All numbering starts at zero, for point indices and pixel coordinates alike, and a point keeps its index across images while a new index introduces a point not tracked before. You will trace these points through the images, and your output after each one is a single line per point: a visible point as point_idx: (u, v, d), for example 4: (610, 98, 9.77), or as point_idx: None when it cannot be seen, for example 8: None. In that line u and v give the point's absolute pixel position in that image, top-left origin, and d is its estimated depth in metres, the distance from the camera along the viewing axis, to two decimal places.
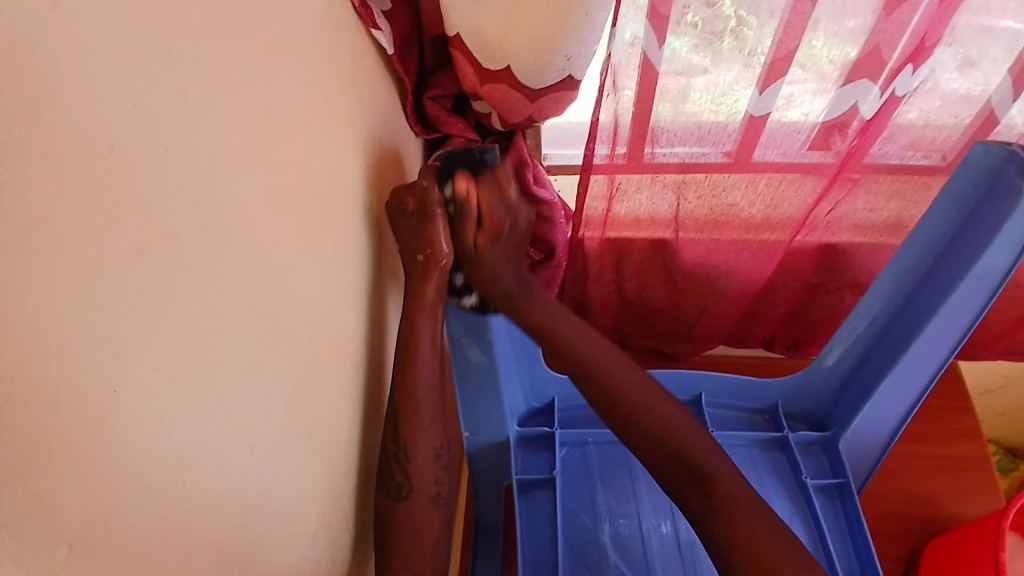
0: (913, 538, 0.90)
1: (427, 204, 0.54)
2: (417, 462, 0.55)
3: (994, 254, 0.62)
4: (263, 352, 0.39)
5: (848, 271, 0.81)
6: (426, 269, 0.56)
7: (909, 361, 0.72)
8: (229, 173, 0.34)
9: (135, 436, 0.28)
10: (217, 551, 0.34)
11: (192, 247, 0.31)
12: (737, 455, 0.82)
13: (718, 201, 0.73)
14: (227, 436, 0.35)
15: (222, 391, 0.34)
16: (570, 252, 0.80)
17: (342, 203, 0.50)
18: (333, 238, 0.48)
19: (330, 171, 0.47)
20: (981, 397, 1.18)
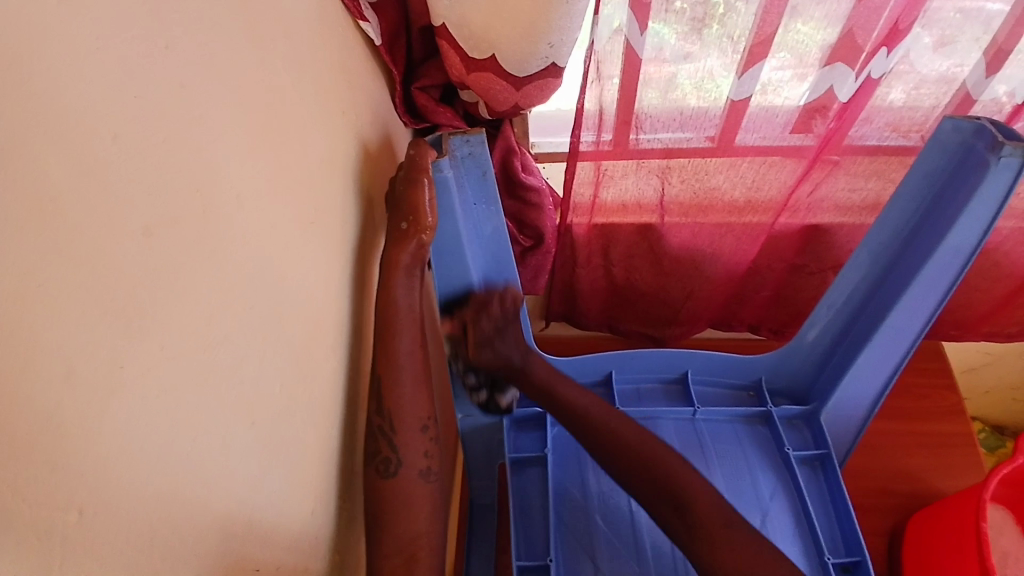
0: (896, 513, 0.93)
1: (414, 170, 0.57)
2: (404, 434, 0.56)
3: (965, 227, 0.64)
4: (260, 331, 0.40)
5: (830, 251, 0.83)
6: (403, 238, 0.56)
7: (885, 335, 0.75)
8: (224, 160, 0.36)
9: (142, 410, 0.29)
10: (220, 521, 0.36)
11: (192, 230, 0.33)
12: (721, 430, 0.85)
13: (702, 184, 0.75)
14: (230, 411, 0.37)
15: (224, 370, 0.36)
16: (559, 238, 0.82)
17: (335, 191, 0.52)
18: (326, 224, 0.50)
19: (322, 160, 0.49)
20: (968, 376, 1.20)
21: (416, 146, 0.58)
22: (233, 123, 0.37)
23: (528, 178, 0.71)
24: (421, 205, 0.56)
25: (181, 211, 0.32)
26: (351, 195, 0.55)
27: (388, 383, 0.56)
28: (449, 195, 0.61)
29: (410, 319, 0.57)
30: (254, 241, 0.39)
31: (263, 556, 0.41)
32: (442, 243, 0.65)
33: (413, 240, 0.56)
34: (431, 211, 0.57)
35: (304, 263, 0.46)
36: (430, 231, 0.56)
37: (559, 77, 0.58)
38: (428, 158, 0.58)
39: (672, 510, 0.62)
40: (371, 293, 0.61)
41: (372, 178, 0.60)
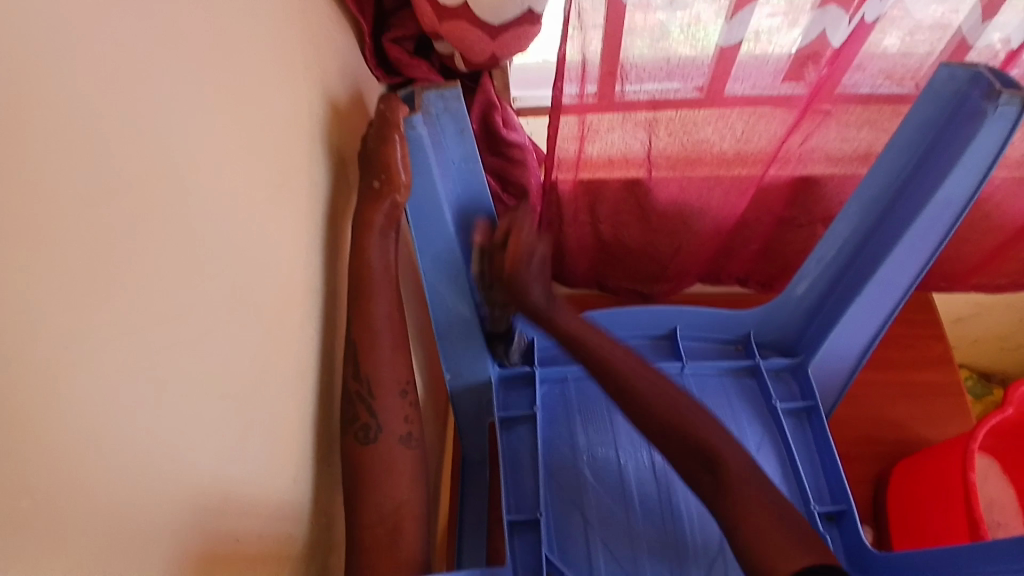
0: (880, 461, 0.94)
1: (386, 126, 0.55)
2: (383, 401, 0.56)
3: (958, 177, 0.63)
4: (226, 302, 0.39)
5: (820, 203, 0.81)
6: (377, 197, 0.56)
7: (874, 287, 0.74)
8: (170, 126, 0.34)
9: (100, 389, 0.29)
10: (193, 494, 0.36)
11: (140, 199, 0.31)
12: (708, 383, 0.85)
13: (689, 137, 0.73)
14: (198, 385, 0.36)
15: (189, 343, 0.35)
16: (543, 196, 0.80)
17: (303, 152, 0.49)
18: (294, 187, 0.48)
19: (286, 120, 0.47)
20: (955, 326, 1.21)
21: (387, 100, 0.56)
22: (176, 86, 0.34)
23: (510, 135, 0.69)
24: (393, 162, 0.55)
25: (123, 183, 0.30)
26: (320, 156, 0.53)
27: (364, 345, 0.56)
28: (425, 152, 0.58)
29: (385, 278, 0.57)
30: (213, 211, 0.38)
31: (242, 526, 0.40)
32: (419, 203, 0.62)
33: (387, 199, 0.55)
34: (403, 168, 0.55)
35: (270, 229, 0.45)
36: (404, 189, 0.55)
37: (537, 25, 0.56)
38: (400, 113, 0.56)
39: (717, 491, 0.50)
40: (347, 254, 0.59)
41: (343, 137, 0.58)
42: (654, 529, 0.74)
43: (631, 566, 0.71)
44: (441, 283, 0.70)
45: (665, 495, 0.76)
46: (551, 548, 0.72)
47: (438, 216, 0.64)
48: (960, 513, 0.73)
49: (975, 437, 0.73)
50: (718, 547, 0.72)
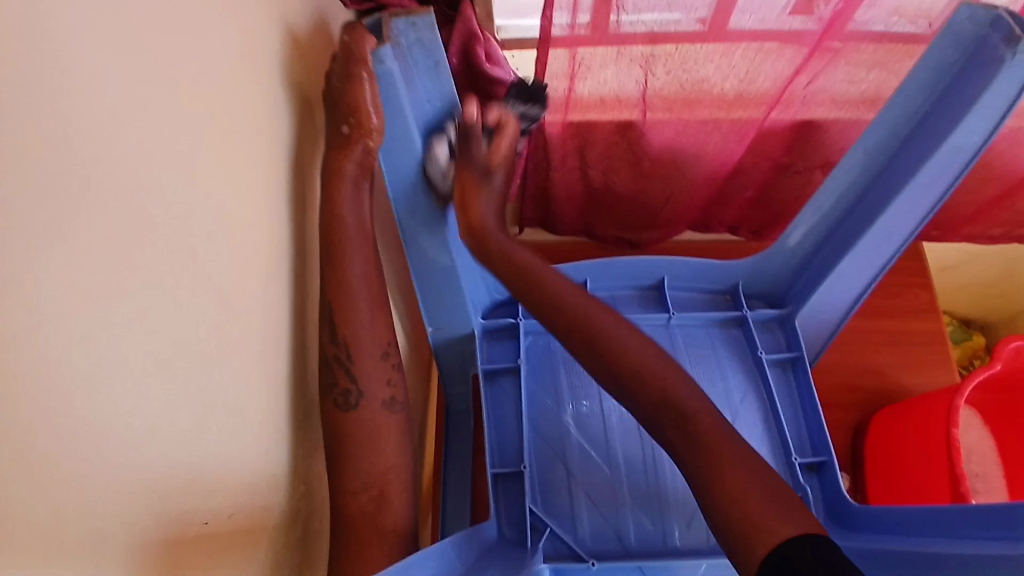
0: (861, 409, 0.95)
1: (351, 62, 0.49)
2: (362, 364, 0.53)
3: (971, 126, 0.59)
4: (166, 272, 0.35)
5: (819, 149, 0.77)
6: (346, 144, 0.51)
7: (872, 239, 0.72)
8: (71, 76, 0.29)
9: (12, 380, 0.25)
10: (147, 485, 0.34)
11: (47, 158, 0.27)
12: (695, 334, 0.84)
13: (689, 76, 0.67)
14: (139, 369, 0.33)
15: (122, 324, 0.32)
16: (531, 138, 0.74)
17: (251, 97, 0.44)
18: (240, 137, 0.43)
19: (225, 63, 0.41)
20: (943, 273, 1.20)
21: (351, 30, 0.50)
22: (77, 28, 0.29)
23: (493, 71, 0.64)
24: (363, 105, 0.50)
25: (18, 148, 0.26)
26: (275, 98, 0.47)
27: (340, 309, 0.52)
28: (397, 92, 0.54)
29: (360, 236, 0.53)
30: (139, 172, 0.33)
31: (211, 508, 0.39)
32: (393, 148, 0.58)
33: (358, 145, 0.52)
34: (374, 111, 0.51)
35: (214, 188, 0.40)
36: (377, 134, 0.51)
37: None
38: (367, 47, 0.50)
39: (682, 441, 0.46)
40: (316, 205, 0.54)
41: (304, 74, 0.51)
42: (637, 480, 0.73)
43: (614, 518, 0.71)
44: (421, 236, 0.66)
45: (650, 447, 0.75)
46: (535, 500, 0.72)
47: (413, 162, 0.59)
48: (942, 467, 0.74)
49: (961, 396, 0.73)
50: (695, 503, 0.71)
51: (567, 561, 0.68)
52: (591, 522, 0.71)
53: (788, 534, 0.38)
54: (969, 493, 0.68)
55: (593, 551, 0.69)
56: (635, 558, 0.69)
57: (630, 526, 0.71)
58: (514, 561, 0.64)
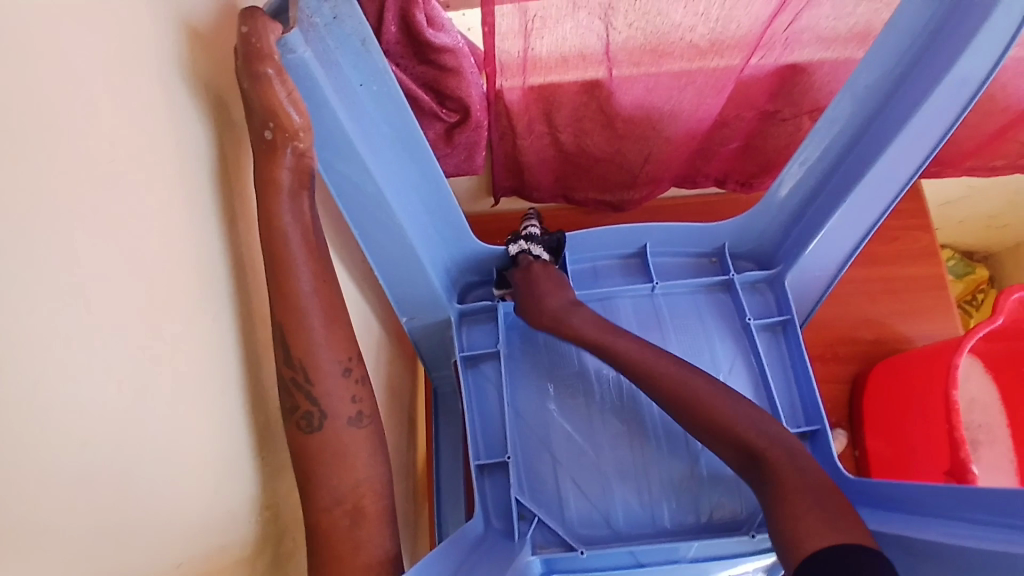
0: (859, 361, 0.91)
1: (253, 59, 0.43)
2: (321, 384, 0.51)
3: (974, 55, 0.55)
4: (74, 330, 0.31)
5: (807, 93, 0.71)
6: (273, 149, 0.47)
7: (867, 187, 0.66)
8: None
9: None
10: (67, 562, 0.31)
11: None
12: (681, 303, 0.80)
13: (653, 27, 0.60)
14: (49, 439, 0.30)
15: (5, 400, 0.27)
16: (490, 108, 0.68)
17: (161, 110, 0.39)
18: (154, 154, 0.38)
19: (117, 67, 0.35)
20: (942, 208, 1.15)
21: (249, 19, 0.43)
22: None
23: (436, 37, 0.57)
24: (279, 106, 0.45)
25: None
26: (185, 104, 0.42)
27: (291, 328, 0.49)
28: (314, 79, 0.49)
29: (307, 249, 0.50)
30: (18, 215, 0.28)
31: (153, 563, 0.36)
32: (327, 138, 0.53)
33: (286, 148, 0.47)
34: (294, 109, 0.46)
35: (130, 213, 0.36)
36: (303, 133, 0.47)
37: None
38: (270, 38, 0.44)
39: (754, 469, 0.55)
40: (254, 225, 0.51)
41: (216, 69, 0.46)
42: (622, 457, 0.71)
43: (602, 501, 0.69)
44: (373, 216, 0.62)
45: (634, 420, 0.72)
46: (522, 489, 0.69)
47: (348, 151, 0.55)
48: (942, 435, 0.72)
49: (963, 351, 0.70)
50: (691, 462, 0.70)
51: (556, 550, 0.66)
52: (577, 506, 0.69)
53: (825, 544, 0.43)
54: (969, 463, 0.66)
55: (581, 536, 0.68)
56: (624, 542, 0.67)
57: (618, 508, 0.69)
58: (505, 553, 0.62)
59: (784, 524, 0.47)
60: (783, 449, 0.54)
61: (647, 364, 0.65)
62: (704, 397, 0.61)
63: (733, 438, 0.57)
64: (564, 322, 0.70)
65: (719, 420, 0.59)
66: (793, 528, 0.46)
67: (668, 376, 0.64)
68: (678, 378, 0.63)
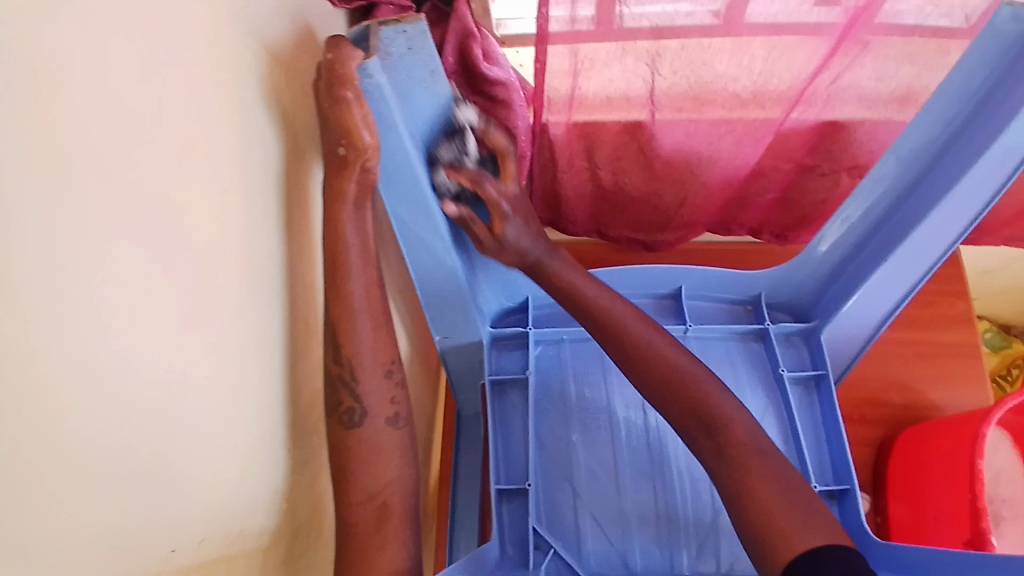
0: (887, 424, 0.90)
1: (335, 84, 0.47)
2: (366, 383, 0.54)
3: None
4: (140, 314, 0.35)
5: (846, 150, 0.72)
6: (343, 165, 0.51)
7: (910, 247, 0.66)
8: (16, 91, 0.27)
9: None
10: (113, 521, 0.33)
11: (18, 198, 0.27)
12: (713, 349, 0.80)
13: (697, 75, 0.63)
14: (117, 405, 0.33)
15: (72, 361, 0.30)
16: (534, 140, 0.71)
17: (231, 116, 0.43)
18: (225, 159, 0.42)
19: (197, 75, 0.39)
20: (981, 277, 1.12)
21: (334, 47, 0.47)
22: (10, 22, 0.26)
23: (491, 69, 0.61)
24: (353, 125, 0.49)
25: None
26: (256, 115, 0.46)
27: (342, 332, 0.52)
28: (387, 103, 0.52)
29: (363, 258, 0.53)
30: (97, 190, 0.32)
31: (178, 534, 0.38)
32: (389, 158, 0.57)
33: (355, 165, 0.51)
34: (366, 130, 0.50)
35: (197, 207, 0.39)
36: (372, 152, 0.50)
37: None
38: (353, 64, 0.48)
39: (703, 432, 0.54)
40: (310, 235, 0.54)
41: (287, 86, 0.50)
42: (644, 499, 0.71)
43: (620, 541, 0.69)
44: (420, 236, 0.65)
45: (656, 460, 0.73)
46: (540, 519, 0.70)
47: (406, 176, 0.58)
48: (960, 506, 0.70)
49: (990, 422, 0.69)
50: (709, 523, 0.69)
51: None
52: (594, 544, 0.69)
53: (811, 544, 0.44)
54: (989, 531, 0.66)
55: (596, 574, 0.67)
56: None
57: (636, 550, 0.68)
58: None
59: (749, 508, 0.48)
60: (744, 428, 0.53)
61: (659, 358, 0.58)
62: (707, 392, 0.55)
63: (712, 422, 0.54)
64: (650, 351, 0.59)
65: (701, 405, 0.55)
66: (762, 521, 0.47)
67: (677, 375, 0.57)
68: (684, 375, 0.57)
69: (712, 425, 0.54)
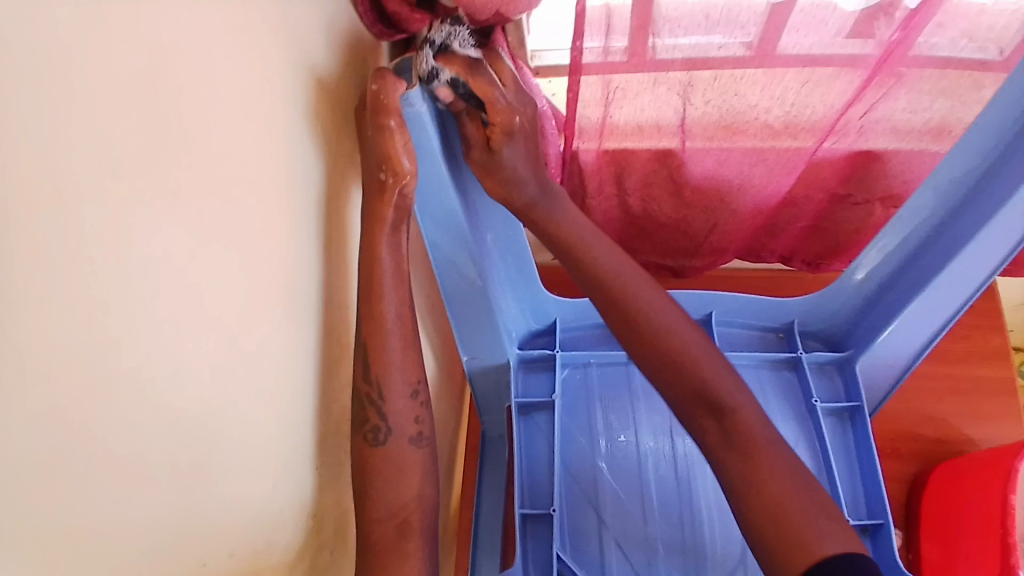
0: (920, 459, 0.87)
1: (379, 112, 0.50)
2: (393, 403, 0.54)
3: None
4: (186, 332, 0.36)
5: (879, 180, 0.72)
6: (382, 189, 0.53)
7: (946, 280, 0.65)
8: (92, 119, 0.29)
9: (42, 444, 0.27)
10: (152, 532, 0.34)
11: (85, 220, 0.29)
12: (745, 376, 0.79)
13: (729, 105, 0.64)
14: (161, 420, 0.34)
15: (125, 376, 0.31)
16: (565, 166, 0.72)
17: (277, 142, 0.45)
18: (270, 182, 0.44)
19: (249, 104, 0.41)
20: (1016, 310, 1.10)
21: (379, 78, 0.50)
22: (87, 61, 0.29)
23: None
24: (393, 151, 0.51)
25: (13, 176, 0.25)
26: (299, 141, 0.48)
27: (375, 352, 0.53)
28: (425, 130, 0.55)
29: (395, 279, 0.54)
30: (153, 214, 0.33)
31: (210, 548, 0.39)
32: (428, 183, 0.59)
33: (394, 190, 0.53)
34: (406, 156, 0.52)
35: (242, 228, 0.41)
36: (410, 177, 0.52)
37: None
38: (396, 95, 0.50)
39: (709, 412, 0.53)
40: (343, 256, 0.56)
41: (326, 113, 0.52)
42: (672, 529, 0.70)
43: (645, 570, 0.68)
44: (454, 261, 0.66)
45: (686, 489, 0.72)
46: (564, 545, 0.69)
47: (442, 201, 0.61)
48: (992, 542, 0.68)
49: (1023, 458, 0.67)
50: (738, 557, 0.68)
51: None
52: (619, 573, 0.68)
53: (830, 551, 0.43)
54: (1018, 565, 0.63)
55: None
56: None
57: None
58: None
59: (755, 502, 0.48)
60: (755, 415, 0.53)
61: (667, 334, 0.57)
62: (714, 371, 0.55)
63: (719, 405, 0.53)
64: (654, 324, 0.58)
65: (709, 382, 0.54)
66: (776, 513, 0.47)
67: (679, 349, 0.56)
68: (692, 354, 0.56)
69: (719, 408, 0.53)
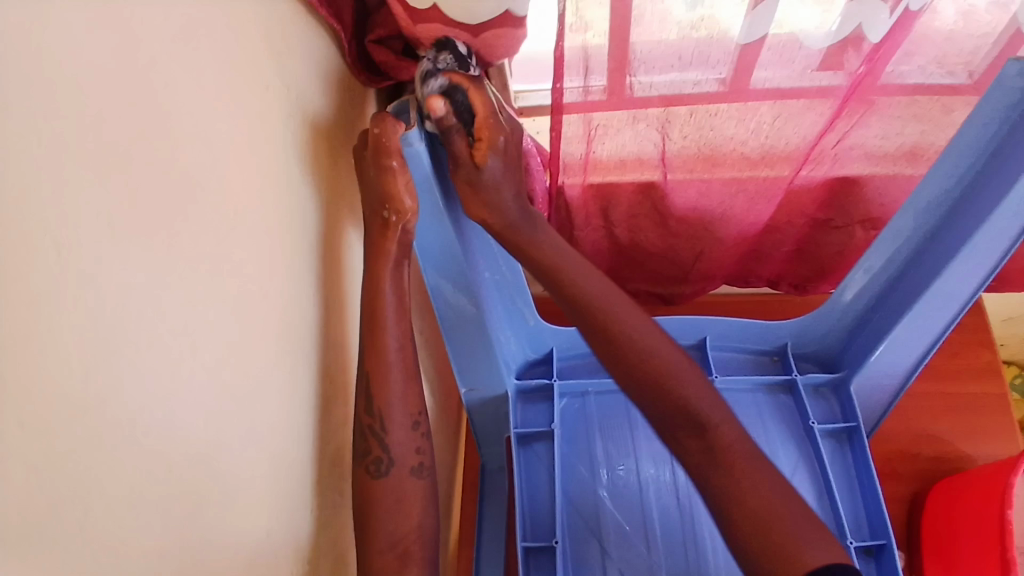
0: (918, 478, 0.87)
1: (382, 154, 0.53)
2: (393, 434, 0.56)
3: None
4: (181, 378, 0.37)
5: (858, 204, 0.74)
6: (387, 228, 0.56)
7: (932, 299, 0.67)
8: (92, 179, 0.30)
9: (43, 495, 0.28)
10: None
11: (83, 275, 0.30)
12: (742, 401, 0.80)
13: (708, 138, 0.66)
14: (159, 466, 0.35)
15: (123, 425, 0.32)
16: (552, 201, 0.74)
17: (271, 190, 0.46)
18: (265, 228, 0.45)
19: (243, 155, 0.43)
20: (1003, 324, 1.11)
21: (380, 121, 0.53)
22: (87, 123, 0.30)
23: None
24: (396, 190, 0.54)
25: (14, 237, 0.26)
26: (293, 187, 0.49)
27: (375, 383, 0.55)
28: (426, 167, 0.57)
29: (396, 312, 0.56)
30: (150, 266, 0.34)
31: None
32: (426, 219, 0.61)
33: (397, 227, 0.55)
34: (408, 194, 0.55)
35: (237, 275, 0.42)
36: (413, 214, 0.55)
37: (519, 25, 0.56)
38: (397, 136, 0.53)
39: (693, 433, 0.53)
40: (339, 296, 0.57)
41: (319, 158, 0.53)
42: (676, 555, 0.70)
43: None
44: (450, 293, 0.67)
45: (689, 515, 0.72)
46: None
47: (441, 237, 0.63)
48: (993, 560, 0.68)
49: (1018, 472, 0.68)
50: None
51: None
52: None
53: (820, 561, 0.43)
54: None
55: None
56: None
57: None
58: None
59: (743, 524, 0.47)
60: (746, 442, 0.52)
61: (655, 359, 0.56)
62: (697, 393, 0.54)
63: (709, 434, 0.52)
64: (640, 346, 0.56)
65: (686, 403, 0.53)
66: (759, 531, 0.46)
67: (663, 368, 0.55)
68: (679, 374, 0.55)
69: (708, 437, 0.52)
